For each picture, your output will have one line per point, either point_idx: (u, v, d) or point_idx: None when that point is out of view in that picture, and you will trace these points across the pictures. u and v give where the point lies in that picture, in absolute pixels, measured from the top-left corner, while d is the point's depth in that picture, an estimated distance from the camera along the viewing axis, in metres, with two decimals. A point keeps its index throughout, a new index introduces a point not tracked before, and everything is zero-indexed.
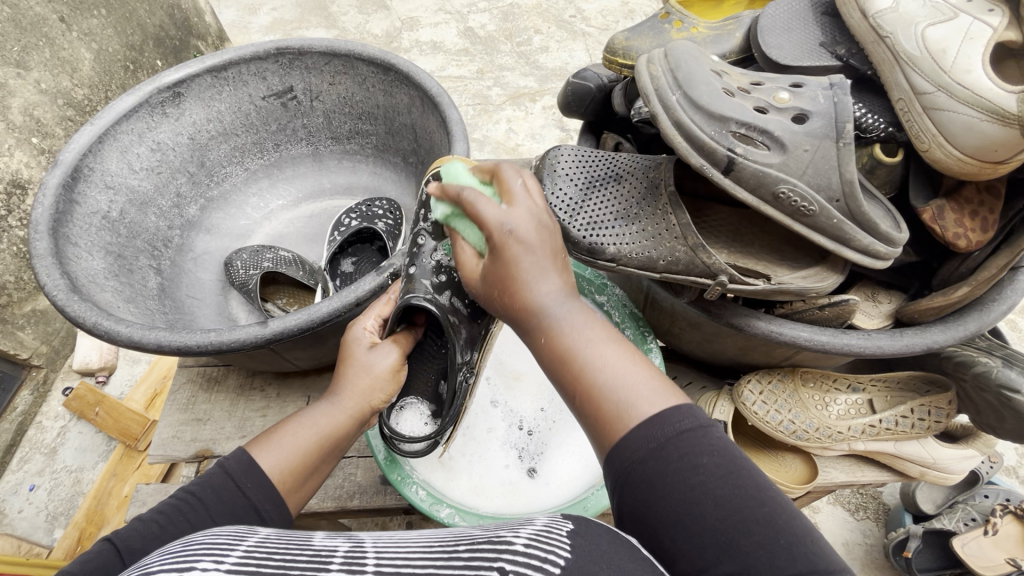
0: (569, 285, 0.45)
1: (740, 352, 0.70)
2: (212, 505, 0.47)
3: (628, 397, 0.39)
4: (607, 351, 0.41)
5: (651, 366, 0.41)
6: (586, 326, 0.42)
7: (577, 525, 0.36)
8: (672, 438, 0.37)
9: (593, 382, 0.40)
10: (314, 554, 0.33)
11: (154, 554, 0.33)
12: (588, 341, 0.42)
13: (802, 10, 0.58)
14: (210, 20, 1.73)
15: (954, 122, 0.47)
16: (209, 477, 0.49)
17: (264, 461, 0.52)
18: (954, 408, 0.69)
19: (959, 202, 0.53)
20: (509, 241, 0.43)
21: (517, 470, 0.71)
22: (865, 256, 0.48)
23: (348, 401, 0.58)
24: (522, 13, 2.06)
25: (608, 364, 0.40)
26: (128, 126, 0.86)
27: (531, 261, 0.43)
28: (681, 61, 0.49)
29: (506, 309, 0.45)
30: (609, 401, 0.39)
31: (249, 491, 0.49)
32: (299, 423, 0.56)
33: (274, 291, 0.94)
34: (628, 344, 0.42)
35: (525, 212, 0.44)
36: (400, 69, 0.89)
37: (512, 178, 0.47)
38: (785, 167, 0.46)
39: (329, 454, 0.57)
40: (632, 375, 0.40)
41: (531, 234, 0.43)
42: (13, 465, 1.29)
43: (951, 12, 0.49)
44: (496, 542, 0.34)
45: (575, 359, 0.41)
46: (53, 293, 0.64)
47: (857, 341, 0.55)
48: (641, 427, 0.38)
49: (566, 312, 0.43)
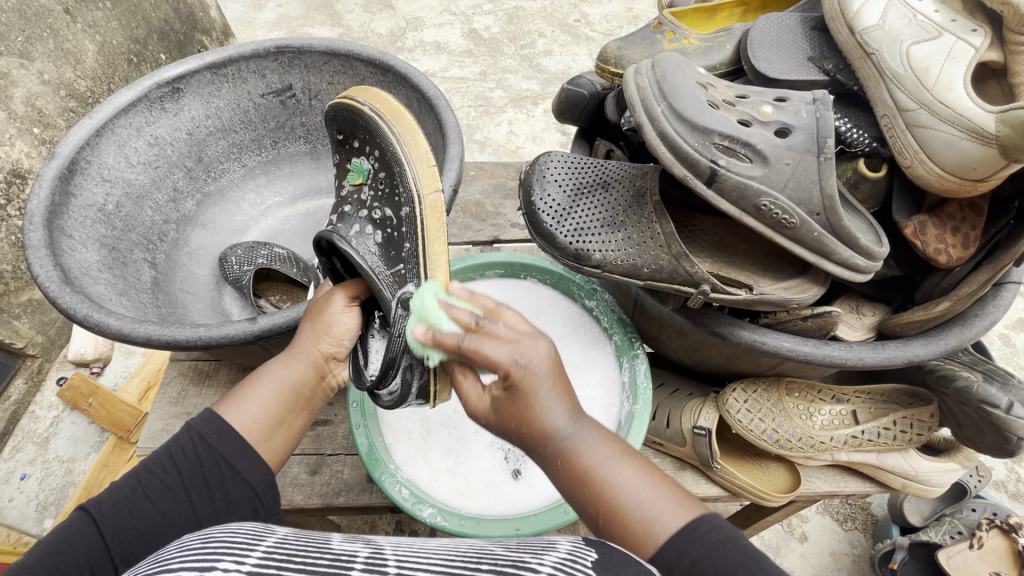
0: (574, 404, 0.45)
1: (726, 360, 0.71)
2: (181, 465, 0.51)
3: (652, 516, 0.42)
4: (628, 478, 0.44)
5: (663, 480, 0.45)
6: (599, 445, 0.45)
7: (599, 555, 0.37)
8: (699, 546, 0.41)
9: (619, 501, 0.43)
10: (334, 558, 0.34)
11: (174, 550, 0.34)
12: (606, 462, 0.44)
13: (792, 25, 0.58)
14: (215, 15, 1.74)
15: (935, 139, 0.48)
16: (177, 438, 0.52)
17: (229, 418, 0.53)
18: (936, 422, 0.69)
19: (942, 219, 0.53)
20: (524, 374, 0.42)
21: (502, 471, 0.72)
22: (845, 269, 0.49)
23: (305, 353, 0.58)
24: (527, 16, 2.08)
25: (627, 484, 0.44)
26: (126, 120, 0.86)
27: (547, 392, 0.43)
28: (667, 72, 0.49)
29: (524, 440, 0.45)
30: (635, 523, 0.42)
31: (214, 444, 0.52)
32: (260, 381, 0.56)
33: (268, 287, 0.95)
34: (643, 459, 0.45)
35: (522, 347, 0.43)
36: (399, 71, 0.89)
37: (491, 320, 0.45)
38: (766, 179, 0.46)
39: (297, 408, 0.57)
40: (655, 492, 0.44)
41: (535, 361, 0.43)
42: (5, 453, 1.30)
43: (936, 31, 0.49)
44: (519, 568, 0.35)
45: (600, 483, 0.43)
46: (45, 285, 0.64)
47: (839, 353, 0.55)
48: (670, 546, 0.41)
49: (577, 433, 0.44)
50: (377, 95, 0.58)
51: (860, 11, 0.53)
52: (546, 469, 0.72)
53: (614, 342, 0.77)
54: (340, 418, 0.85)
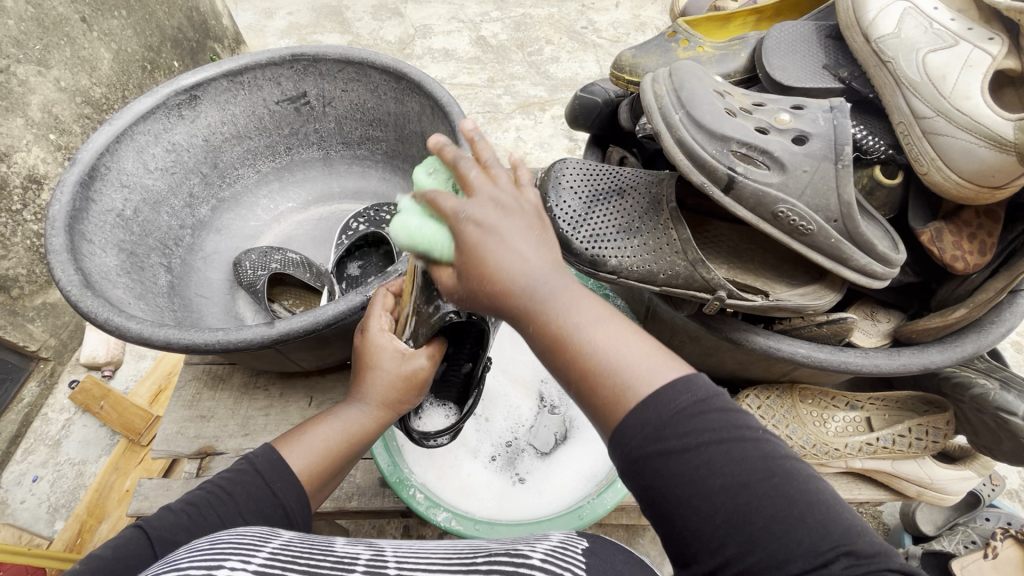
0: (554, 259, 0.42)
1: (739, 366, 0.71)
2: (237, 494, 0.49)
3: (640, 369, 0.39)
4: (600, 331, 0.40)
5: (650, 339, 0.41)
6: (578, 304, 0.41)
7: (590, 544, 0.39)
8: (674, 414, 0.37)
9: (582, 345, 0.40)
10: (337, 559, 0.35)
11: (182, 552, 0.35)
12: (583, 320, 0.41)
13: (807, 33, 0.59)
14: (227, 23, 1.76)
15: (953, 146, 0.48)
16: (240, 476, 0.51)
17: (290, 461, 0.54)
18: (951, 429, 0.69)
19: (959, 225, 0.54)
20: (465, 225, 0.41)
21: (513, 477, 0.72)
22: (861, 275, 0.49)
23: (378, 403, 0.58)
24: (534, 23, 2.09)
25: (606, 338, 0.40)
26: (145, 127, 0.88)
27: (523, 232, 0.41)
28: (684, 81, 0.50)
29: (491, 298, 0.42)
30: (609, 381, 0.39)
31: (278, 491, 0.51)
32: (328, 422, 0.58)
33: (281, 292, 0.96)
34: (623, 317, 0.42)
35: (489, 195, 0.41)
36: (412, 78, 0.91)
37: (471, 165, 0.43)
38: (784, 187, 0.47)
39: (352, 453, 0.58)
40: (632, 350, 0.40)
41: (495, 218, 0.41)
42: (17, 456, 1.31)
43: (952, 39, 0.50)
44: (513, 555, 0.36)
45: (570, 335, 0.40)
46: (67, 289, 0.65)
47: (855, 359, 0.55)
48: (648, 404, 0.38)
49: (548, 285, 0.41)
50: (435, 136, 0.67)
51: (875, 20, 0.53)
52: (557, 474, 0.72)
53: None
54: None
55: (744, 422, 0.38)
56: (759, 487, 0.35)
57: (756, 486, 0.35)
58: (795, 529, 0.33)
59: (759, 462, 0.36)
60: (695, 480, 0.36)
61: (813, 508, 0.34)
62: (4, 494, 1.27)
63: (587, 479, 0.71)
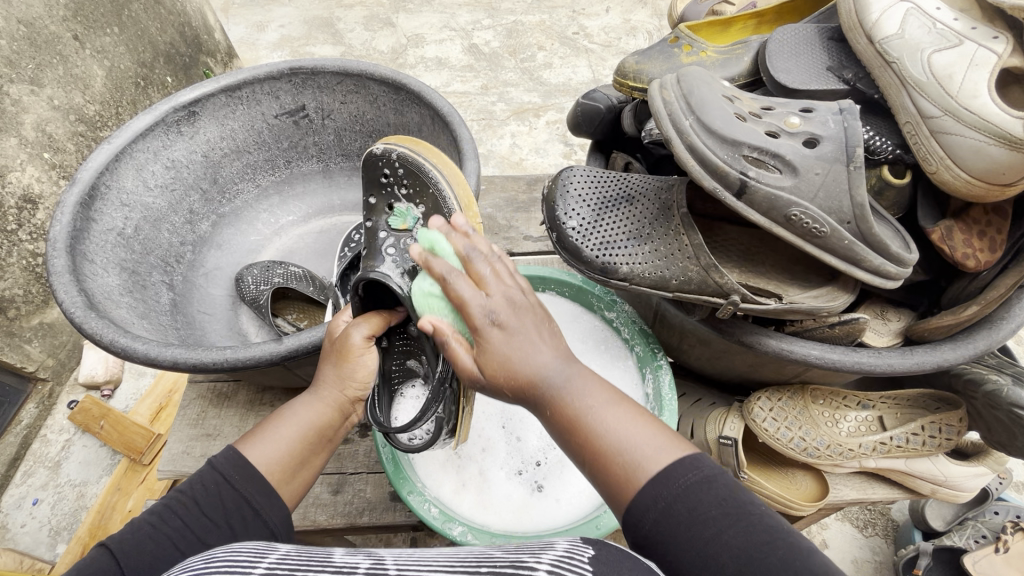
0: (563, 350, 0.44)
1: (750, 369, 0.71)
2: (201, 500, 0.49)
3: (642, 451, 0.41)
4: (612, 414, 0.42)
5: (657, 426, 0.42)
6: (589, 390, 0.43)
7: (598, 550, 0.37)
8: (676, 493, 0.39)
9: (593, 428, 0.42)
10: (336, 569, 0.35)
11: (180, 570, 0.36)
12: (594, 406, 0.43)
13: (809, 36, 0.59)
14: (219, 37, 1.77)
15: (961, 146, 0.49)
16: (200, 475, 0.51)
17: (249, 455, 0.53)
18: (965, 426, 0.69)
19: (968, 223, 0.54)
20: (489, 329, 0.43)
21: (527, 487, 0.71)
22: (876, 277, 0.49)
23: (328, 395, 0.59)
24: (526, 30, 2.10)
25: (615, 428, 0.42)
26: (143, 145, 0.87)
27: (527, 339, 0.43)
28: (693, 86, 0.50)
29: (514, 393, 0.43)
30: (619, 463, 0.41)
31: (239, 484, 0.51)
32: (284, 419, 0.57)
33: (284, 306, 0.95)
34: (630, 399, 0.44)
35: (502, 295, 0.44)
36: (411, 89, 0.90)
37: (483, 261, 0.46)
38: (797, 189, 0.47)
39: (317, 447, 0.58)
40: (642, 433, 0.42)
41: (513, 322, 0.43)
42: (16, 479, 1.29)
43: (956, 38, 0.50)
44: (518, 568, 0.35)
45: (585, 427, 0.42)
46: (70, 311, 0.65)
47: (869, 359, 0.55)
48: (659, 479, 0.39)
49: (565, 379, 0.43)
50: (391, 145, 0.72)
51: (878, 24, 0.53)
52: (570, 483, 0.72)
53: (635, 354, 0.77)
54: (361, 435, 0.84)
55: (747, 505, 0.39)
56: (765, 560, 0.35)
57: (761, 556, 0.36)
58: None
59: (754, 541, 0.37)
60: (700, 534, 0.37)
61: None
62: (4, 518, 1.25)
63: None
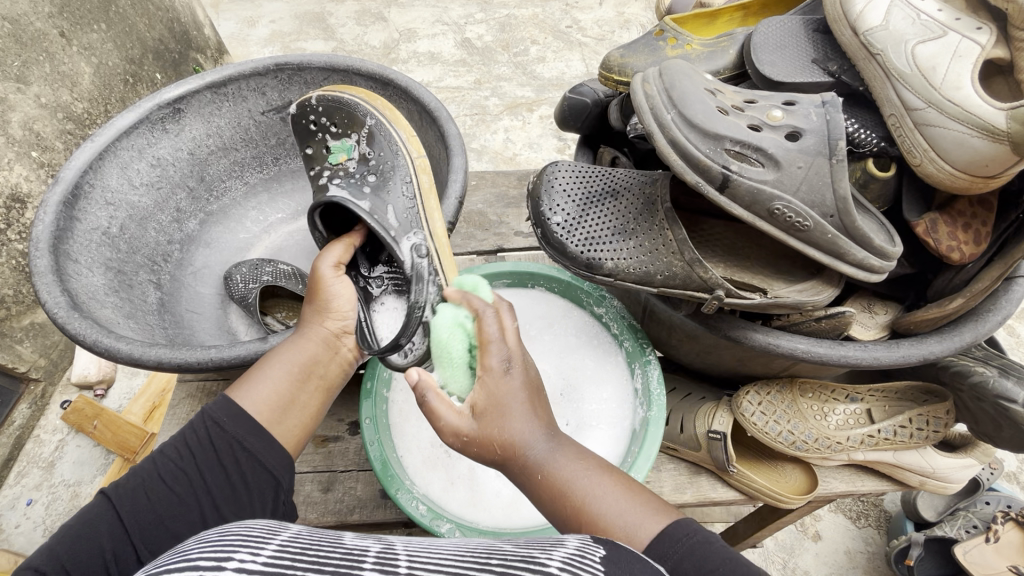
0: (548, 423, 0.50)
1: (738, 363, 0.71)
2: (199, 450, 0.56)
3: (631, 528, 0.45)
4: (605, 495, 0.47)
5: (641, 497, 0.48)
6: (575, 465, 0.49)
7: (608, 551, 0.38)
8: (681, 552, 0.44)
9: (580, 494, 0.47)
10: (346, 553, 0.35)
11: (193, 542, 0.36)
12: (580, 476, 0.48)
13: (795, 28, 0.58)
14: (208, 33, 1.75)
15: (946, 137, 0.48)
16: (193, 426, 0.57)
17: (241, 399, 0.58)
18: (952, 418, 0.69)
19: (953, 215, 0.53)
20: (491, 370, 0.50)
21: (516, 483, 0.71)
22: (860, 270, 0.49)
23: (313, 331, 0.62)
24: (519, 24, 2.09)
25: (590, 484, 0.48)
26: (128, 143, 0.86)
27: (520, 405, 0.49)
28: (675, 79, 0.49)
29: (496, 454, 0.49)
30: (615, 529, 0.45)
31: (229, 430, 0.57)
32: (275, 358, 0.61)
33: (274, 304, 0.95)
34: (615, 472, 0.50)
35: (501, 366, 0.50)
36: (399, 84, 0.89)
37: (492, 320, 0.53)
38: (779, 183, 0.46)
39: (307, 385, 0.61)
40: (627, 505, 0.47)
41: (514, 382, 0.49)
42: (10, 479, 1.29)
43: (941, 30, 0.50)
44: (529, 561, 0.36)
45: (573, 494, 0.47)
46: (53, 311, 0.64)
47: (855, 353, 0.55)
48: (661, 540, 0.45)
49: (548, 451, 0.49)
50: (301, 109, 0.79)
51: (863, 12, 0.53)
52: None
53: (625, 349, 0.77)
54: (352, 434, 0.84)
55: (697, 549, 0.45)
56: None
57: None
58: None
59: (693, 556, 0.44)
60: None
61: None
62: None
63: None
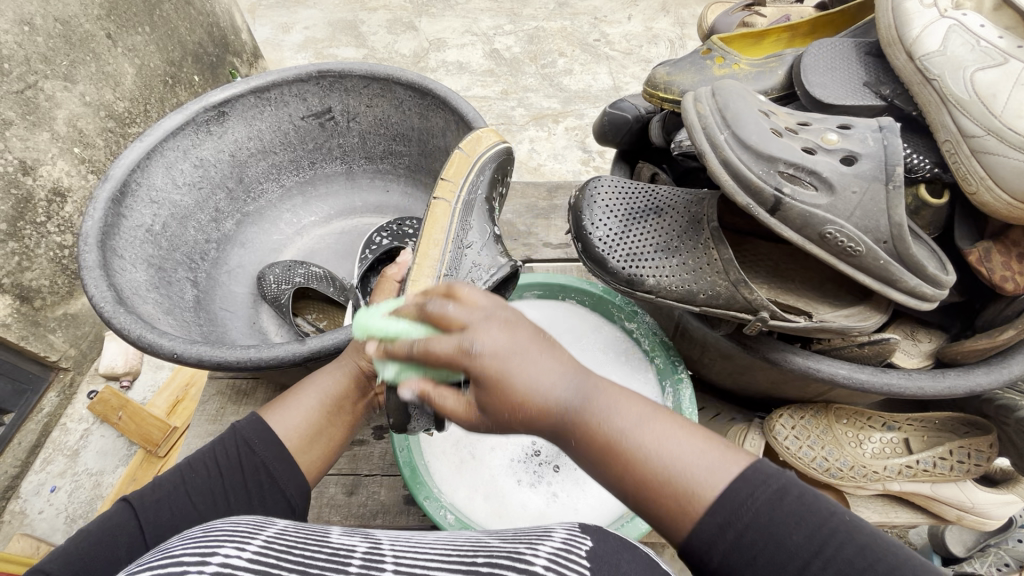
0: (572, 361, 0.41)
1: (773, 385, 0.70)
2: (224, 466, 0.53)
3: (704, 468, 0.38)
4: (653, 431, 0.40)
5: (699, 433, 0.41)
6: (619, 407, 0.40)
7: (594, 544, 0.39)
8: (746, 508, 0.37)
9: (637, 446, 0.39)
10: (334, 551, 0.35)
11: (172, 542, 0.36)
12: (632, 423, 0.40)
13: (846, 50, 0.58)
14: (245, 38, 1.80)
15: (1004, 166, 0.48)
16: (223, 438, 0.55)
17: (272, 424, 0.57)
18: (995, 452, 0.67)
19: (1009, 245, 0.52)
20: (479, 365, 0.38)
21: (544, 498, 0.71)
22: (910, 297, 0.48)
23: (347, 364, 0.62)
24: (547, 36, 2.10)
25: (655, 441, 0.39)
26: (174, 143, 0.88)
27: (539, 356, 0.39)
28: (729, 100, 0.49)
29: (525, 422, 0.40)
30: (675, 488, 0.38)
31: (258, 448, 0.55)
32: (308, 389, 0.61)
33: (304, 306, 0.96)
34: (659, 408, 0.42)
35: (484, 313, 0.40)
36: (437, 94, 0.91)
37: (441, 301, 0.40)
38: (833, 208, 0.46)
39: (337, 418, 0.61)
40: (693, 450, 0.39)
41: (505, 341, 0.39)
42: (36, 465, 1.32)
43: (1001, 57, 0.49)
44: (512, 558, 0.35)
45: (620, 448, 0.39)
46: (100, 305, 0.66)
47: (897, 381, 0.54)
48: (720, 505, 0.37)
49: (578, 391, 0.40)
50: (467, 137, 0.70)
51: (919, 38, 0.52)
52: (589, 493, 0.71)
53: (656, 366, 0.76)
54: (377, 438, 0.84)
55: (826, 505, 0.38)
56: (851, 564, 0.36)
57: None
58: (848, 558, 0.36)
59: (828, 521, 0.37)
60: (769, 551, 0.37)
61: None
62: (22, 504, 1.27)
63: (618, 500, 0.70)
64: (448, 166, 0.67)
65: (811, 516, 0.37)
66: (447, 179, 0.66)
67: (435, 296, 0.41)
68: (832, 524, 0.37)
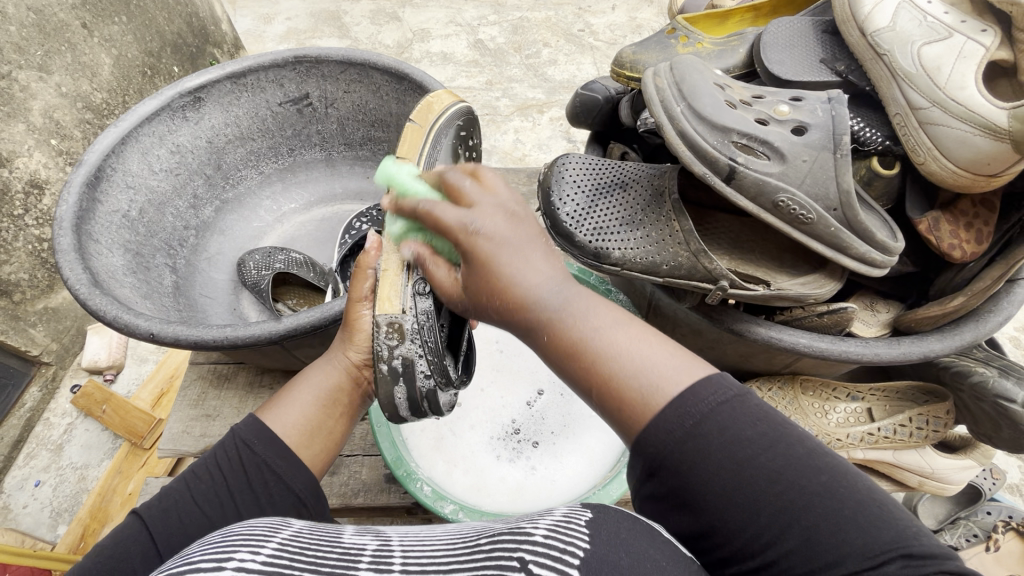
0: (562, 268, 0.43)
1: (741, 359, 0.72)
2: (226, 470, 0.52)
3: (659, 375, 0.38)
4: (618, 334, 0.40)
5: (669, 346, 0.40)
6: (592, 312, 0.41)
7: (595, 514, 0.37)
8: (707, 412, 0.36)
9: (597, 348, 0.40)
10: (345, 550, 0.36)
11: (195, 545, 0.36)
12: (595, 329, 0.40)
13: (803, 29, 0.60)
14: (226, 29, 1.78)
15: (949, 136, 0.50)
16: (224, 443, 0.55)
17: (271, 424, 0.56)
18: (952, 419, 0.70)
19: (955, 214, 0.55)
20: (474, 241, 0.41)
21: (522, 470, 0.73)
22: (862, 264, 0.50)
23: (337, 357, 0.62)
24: (532, 26, 2.11)
25: (625, 344, 0.39)
26: (149, 128, 0.88)
27: (524, 245, 0.42)
28: (686, 75, 0.51)
29: (501, 309, 0.42)
30: (631, 387, 0.38)
31: (259, 450, 0.54)
32: (302, 386, 0.61)
33: (285, 291, 0.97)
34: (637, 321, 0.42)
35: (489, 205, 0.43)
36: (413, 79, 0.91)
37: (455, 176, 0.45)
38: (784, 176, 0.48)
39: (332, 412, 0.60)
40: (653, 354, 0.39)
41: (502, 228, 0.42)
42: (19, 460, 1.31)
43: (946, 32, 0.51)
44: (517, 535, 0.35)
45: (586, 345, 0.40)
46: (75, 287, 0.66)
47: (855, 348, 0.56)
48: (671, 408, 0.37)
49: (563, 297, 0.41)
50: (417, 106, 0.70)
51: (871, 15, 0.54)
52: (564, 466, 0.73)
53: None
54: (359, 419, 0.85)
55: (802, 445, 0.36)
56: (809, 490, 0.34)
57: (806, 500, 0.33)
58: (845, 524, 0.32)
59: (802, 456, 0.35)
60: (740, 487, 0.34)
61: (899, 555, 0.31)
62: (6, 499, 1.27)
63: (594, 471, 0.72)
64: (402, 143, 0.67)
65: (786, 456, 0.35)
66: (403, 157, 0.66)
67: (456, 170, 0.46)
68: (809, 460, 0.35)
